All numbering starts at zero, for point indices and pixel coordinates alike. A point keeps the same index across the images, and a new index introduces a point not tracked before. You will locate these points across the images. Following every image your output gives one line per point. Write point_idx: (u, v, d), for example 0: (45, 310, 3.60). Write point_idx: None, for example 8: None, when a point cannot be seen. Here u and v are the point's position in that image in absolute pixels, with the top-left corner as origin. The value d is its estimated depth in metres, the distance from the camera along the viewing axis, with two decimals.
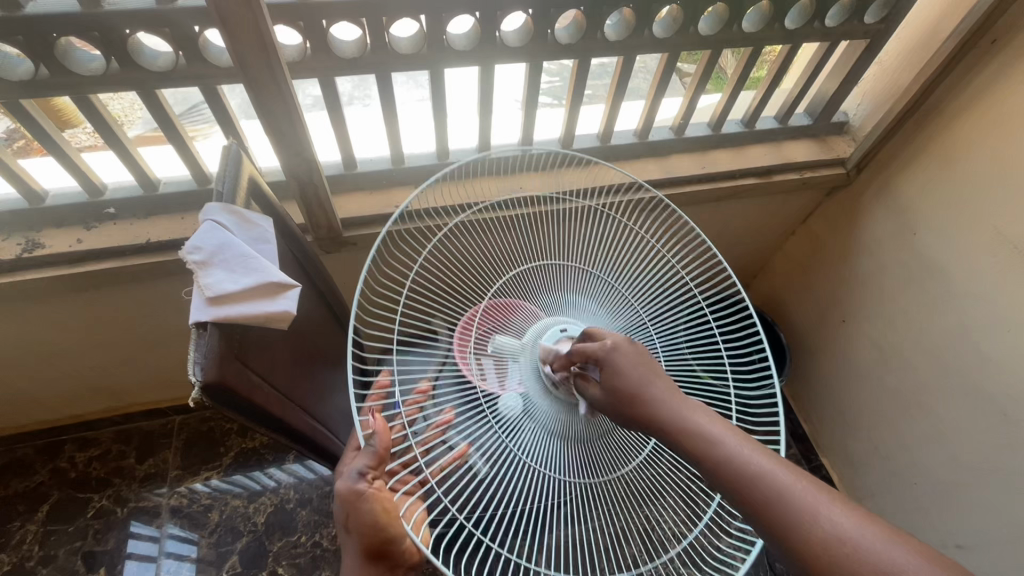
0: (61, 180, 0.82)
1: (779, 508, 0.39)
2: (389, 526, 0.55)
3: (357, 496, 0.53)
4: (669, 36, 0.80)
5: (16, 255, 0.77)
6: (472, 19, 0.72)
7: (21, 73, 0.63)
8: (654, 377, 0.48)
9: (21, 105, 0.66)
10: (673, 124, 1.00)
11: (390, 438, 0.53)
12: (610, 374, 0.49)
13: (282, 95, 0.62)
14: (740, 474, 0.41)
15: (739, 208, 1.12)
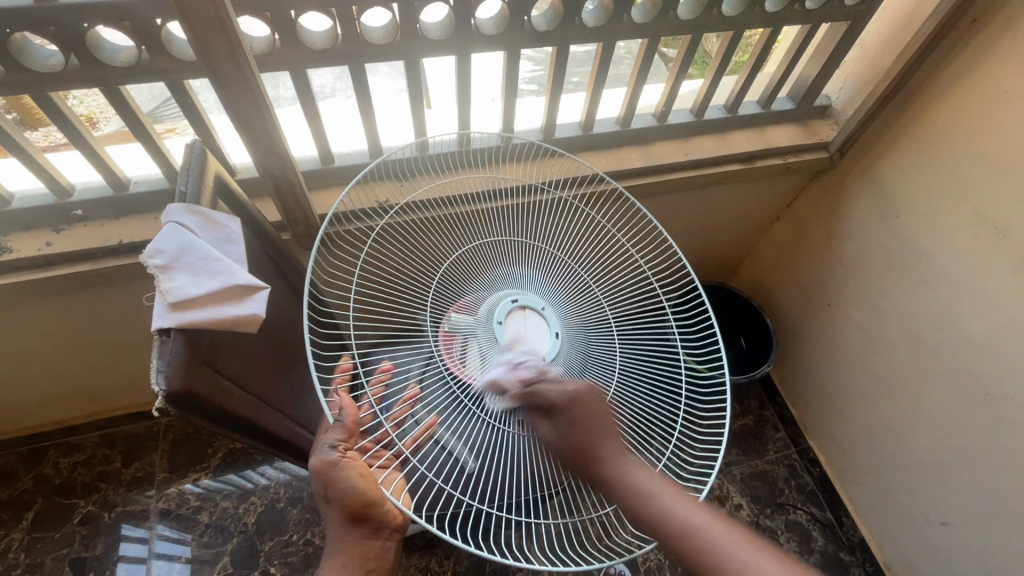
0: (27, 183, 0.79)
1: (708, 556, 0.48)
2: (368, 490, 0.60)
3: (331, 467, 0.57)
4: (649, 21, 0.79)
5: None
6: (446, 7, 0.70)
7: None
8: (603, 427, 0.54)
9: None
10: (655, 111, 0.98)
11: (357, 412, 0.56)
12: (566, 422, 0.54)
13: (250, 88, 0.60)
14: (669, 525, 0.50)
15: (724, 195, 1.11)
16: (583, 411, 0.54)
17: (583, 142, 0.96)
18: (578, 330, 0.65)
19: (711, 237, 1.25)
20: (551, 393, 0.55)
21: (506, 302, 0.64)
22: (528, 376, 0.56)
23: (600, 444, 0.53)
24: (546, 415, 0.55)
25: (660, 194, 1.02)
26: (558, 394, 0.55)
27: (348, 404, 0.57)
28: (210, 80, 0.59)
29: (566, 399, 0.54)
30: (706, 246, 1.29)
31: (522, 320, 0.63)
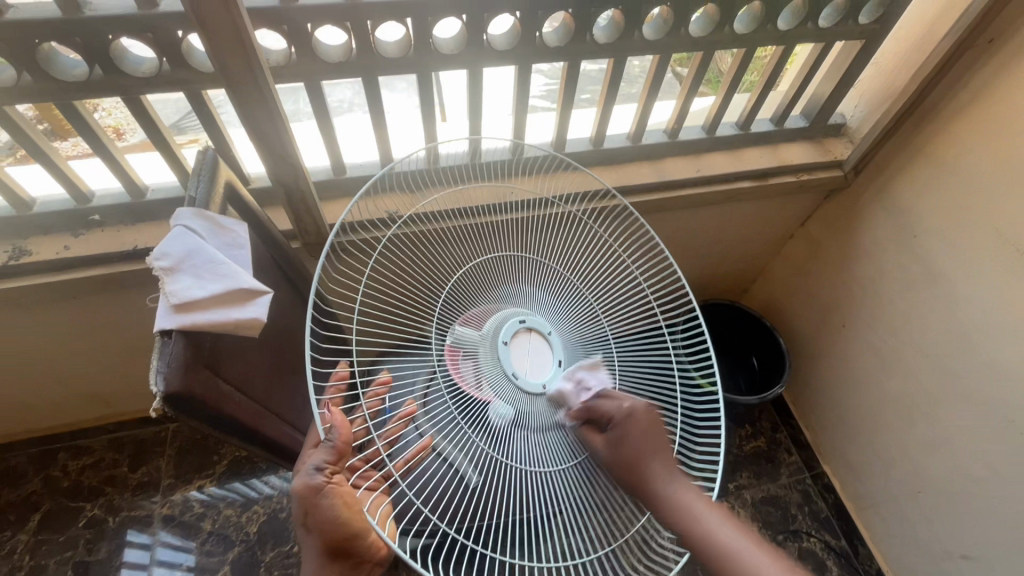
0: (51, 188, 0.82)
1: None
2: (351, 520, 0.57)
3: (315, 492, 0.54)
4: (660, 37, 0.80)
5: (2, 262, 0.77)
6: (459, 23, 0.72)
7: (4, 78, 0.62)
8: (655, 446, 0.55)
9: (7, 113, 0.65)
10: (667, 127, 0.98)
11: (350, 431, 0.52)
12: (619, 437, 0.55)
13: (266, 101, 0.62)
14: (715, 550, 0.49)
15: (737, 212, 1.10)
16: (635, 431, 0.55)
17: (595, 157, 0.96)
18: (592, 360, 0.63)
19: (724, 254, 1.24)
20: (606, 408, 0.57)
21: (514, 323, 0.61)
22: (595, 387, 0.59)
23: (645, 461, 0.54)
24: (585, 426, 0.57)
25: (671, 210, 1.02)
26: (596, 402, 0.57)
27: (338, 419, 0.52)
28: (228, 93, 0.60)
29: (594, 411, 0.57)
30: (718, 264, 1.27)
31: (525, 345, 0.60)
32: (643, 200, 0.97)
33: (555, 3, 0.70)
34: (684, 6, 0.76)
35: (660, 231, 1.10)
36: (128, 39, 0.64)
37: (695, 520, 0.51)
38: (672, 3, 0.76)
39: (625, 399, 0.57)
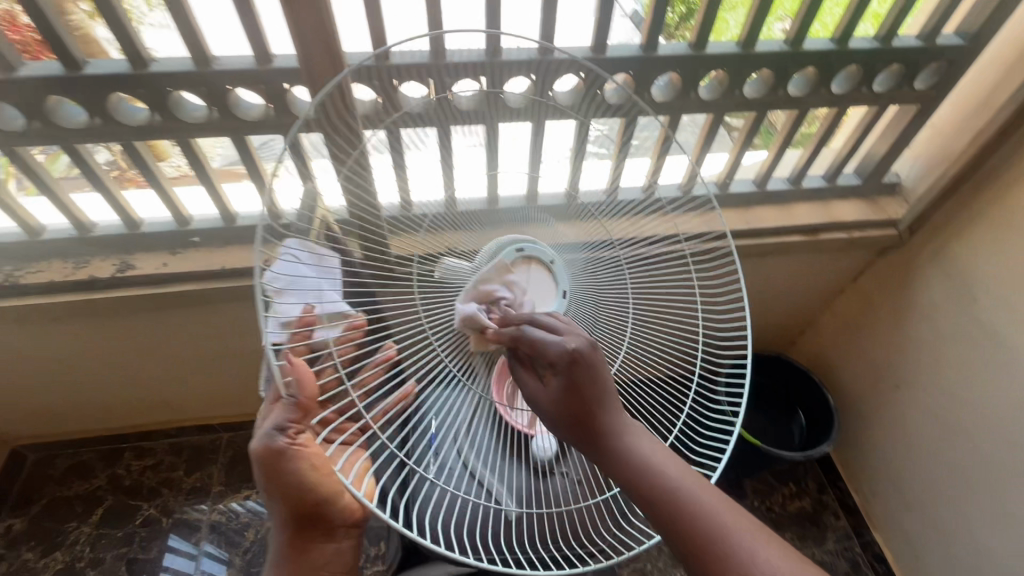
0: (154, 212, 0.90)
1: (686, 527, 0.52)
2: (316, 481, 0.68)
3: (278, 455, 0.63)
4: (715, 97, 0.90)
5: (112, 274, 0.87)
6: (530, 80, 0.78)
7: (137, 119, 0.75)
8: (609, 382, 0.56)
9: (133, 146, 0.78)
10: (718, 178, 1.03)
11: (313, 384, 0.54)
12: (557, 374, 0.55)
13: (349, 138, 0.69)
14: (656, 490, 0.53)
15: (786, 265, 1.11)
16: (591, 368, 0.55)
17: None
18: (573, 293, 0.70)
19: (770, 305, 1.23)
20: (538, 341, 0.56)
21: (479, 259, 0.67)
22: (523, 326, 0.57)
23: (592, 398, 0.55)
24: (524, 355, 0.57)
25: None
26: (532, 335, 0.57)
27: (305, 372, 0.54)
28: (306, 131, 0.65)
29: (536, 343, 0.56)
30: (765, 315, 1.27)
31: (500, 285, 0.65)
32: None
33: None
34: (738, 70, 0.86)
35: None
36: (244, 89, 0.73)
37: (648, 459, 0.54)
38: (727, 68, 0.86)
39: (557, 329, 0.57)
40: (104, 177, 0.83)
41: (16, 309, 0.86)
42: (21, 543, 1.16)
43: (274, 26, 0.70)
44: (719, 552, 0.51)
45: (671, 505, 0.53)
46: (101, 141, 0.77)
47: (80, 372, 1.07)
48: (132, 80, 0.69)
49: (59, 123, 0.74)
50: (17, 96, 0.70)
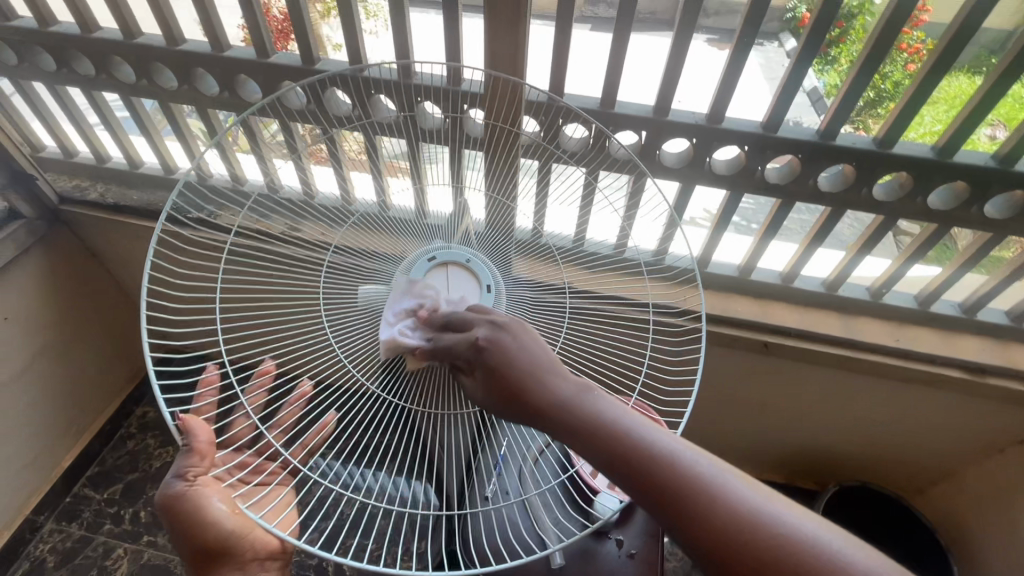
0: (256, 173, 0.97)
1: (718, 513, 0.42)
2: (224, 521, 0.57)
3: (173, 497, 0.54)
4: (890, 199, 0.79)
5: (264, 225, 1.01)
6: (687, 143, 0.80)
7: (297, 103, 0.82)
8: (540, 355, 0.51)
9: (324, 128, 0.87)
10: (872, 284, 0.92)
11: (210, 433, 0.52)
12: (485, 366, 0.51)
13: (506, 160, 0.78)
14: (673, 479, 0.43)
15: (938, 401, 0.95)
16: (541, 368, 0.50)
17: (779, 292, 0.95)
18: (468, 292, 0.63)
19: (873, 436, 1.06)
20: (493, 352, 0.51)
21: (424, 260, 0.64)
22: (482, 338, 0.52)
23: (514, 376, 0.50)
24: (476, 372, 0.52)
25: (855, 371, 0.93)
26: (488, 343, 0.52)
27: (200, 426, 0.51)
28: (430, 141, 0.79)
29: (495, 344, 0.52)
30: (893, 451, 1.08)
31: (442, 277, 0.63)
32: (788, 343, 0.91)
33: (785, 146, 0.76)
34: (929, 178, 0.75)
35: (797, 386, 1.00)
36: (428, 103, 0.80)
37: (642, 442, 0.45)
38: (915, 173, 0.76)
39: (505, 330, 0.53)
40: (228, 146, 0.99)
41: None
42: (148, 430, 1.35)
43: (439, 47, 0.80)
44: (761, 538, 0.40)
45: (685, 498, 0.43)
46: (228, 111, 0.92)
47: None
48: (302, 72, 0.82)
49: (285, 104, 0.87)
50: (187, 67, 0.86)
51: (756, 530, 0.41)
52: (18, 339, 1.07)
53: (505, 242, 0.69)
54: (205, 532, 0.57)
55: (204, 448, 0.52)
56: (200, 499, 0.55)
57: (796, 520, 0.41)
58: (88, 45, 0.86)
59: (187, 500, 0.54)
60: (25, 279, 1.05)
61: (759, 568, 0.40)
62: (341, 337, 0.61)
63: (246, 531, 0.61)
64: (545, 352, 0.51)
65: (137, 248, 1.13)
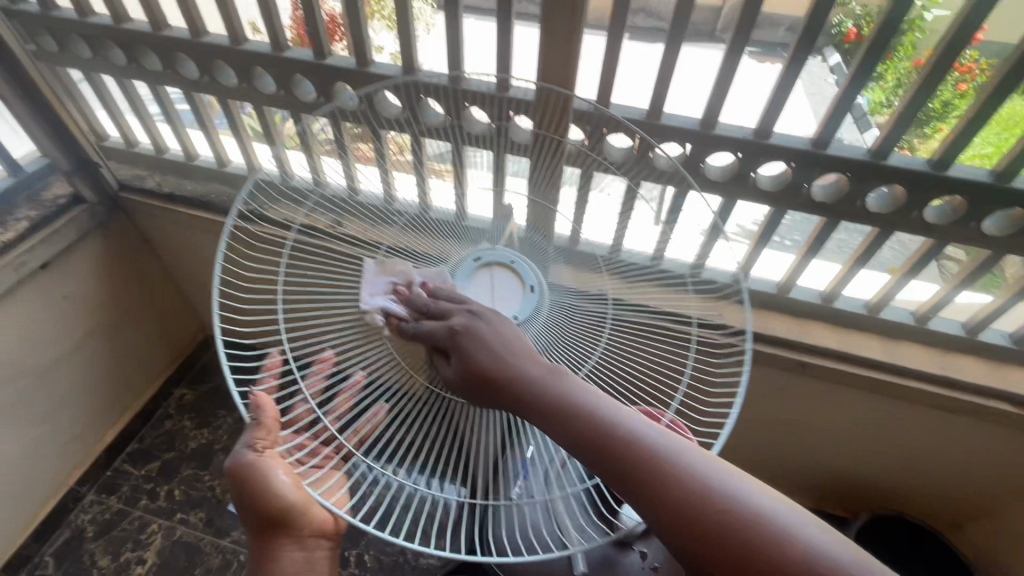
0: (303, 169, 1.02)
1: (698, 492, 0.47)
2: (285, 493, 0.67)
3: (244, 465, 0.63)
4: (942, 223, 0.77)
5: None
6: (733, 158, 0.79)
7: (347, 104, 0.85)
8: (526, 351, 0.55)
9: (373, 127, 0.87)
10: (917, 309, 0.89)
11: (277, 410, 0.57)
12: (462, 353, 0.55)
13: (548, 165, 0.79)
14: (657, 462, 0.49)
15: (982, 435, 0.91)
16: (517, 355, 0.54)
17: (818, 312, 0.93)
18: (510, 294, 0.68)
19: (909, 465, 1.03)
20: (468, 338, 0.55)
21: (470, 262, 0.69)
22: (459, 325, 0.56)
23: (499, 365, 0.54)
24: (453, 356, 0.55)
25: (894, 397, 0.90)
26: (467, 332, 0.56)
27: (269, 404, 0.57)
28: (475, 145, 0.80)
29: (473, 333, 0.56)
30: (930, 483, 1.05)
31: (487, 277, 0.69)
32: (826, 364, 0.90)
33: (834, 164, 0.74)
34: (985, 202, 0.72)
35: (832, 409, 0.98)
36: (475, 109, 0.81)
37: (614, 423, 0.51)
38: (970, 198, 0.73)
39: (482, 320, 0.56)
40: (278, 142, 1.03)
41: None
42: (186, 412, 1.40)
43: (490, 54, 0.82)
44: (708, 501, 0.47)
45: (645, 468, 0.49)
46: (282, 108, 0.95)
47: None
48: (355, 74, 0.85)
49: None
50: (246, 65, 0.89)
51: (706, 493, 0.47)
52: (74, 317, 1.13)
53: (548, 250, 0.72)
54: (269, 501, 0.66)
55: (269, 422, 0.57)
56: (266, 469, 0.63)
57: (769, 502, 0.46)
58: (157, 42, 0.90)
59: (254, 470, 0.63)
60: (84, 261, 1.11)
61: (718, 533, 0.46)
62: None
63: (305, 504, 0.70)
64: (521, 341, 0.55)
65: (187, 237, 1.19)
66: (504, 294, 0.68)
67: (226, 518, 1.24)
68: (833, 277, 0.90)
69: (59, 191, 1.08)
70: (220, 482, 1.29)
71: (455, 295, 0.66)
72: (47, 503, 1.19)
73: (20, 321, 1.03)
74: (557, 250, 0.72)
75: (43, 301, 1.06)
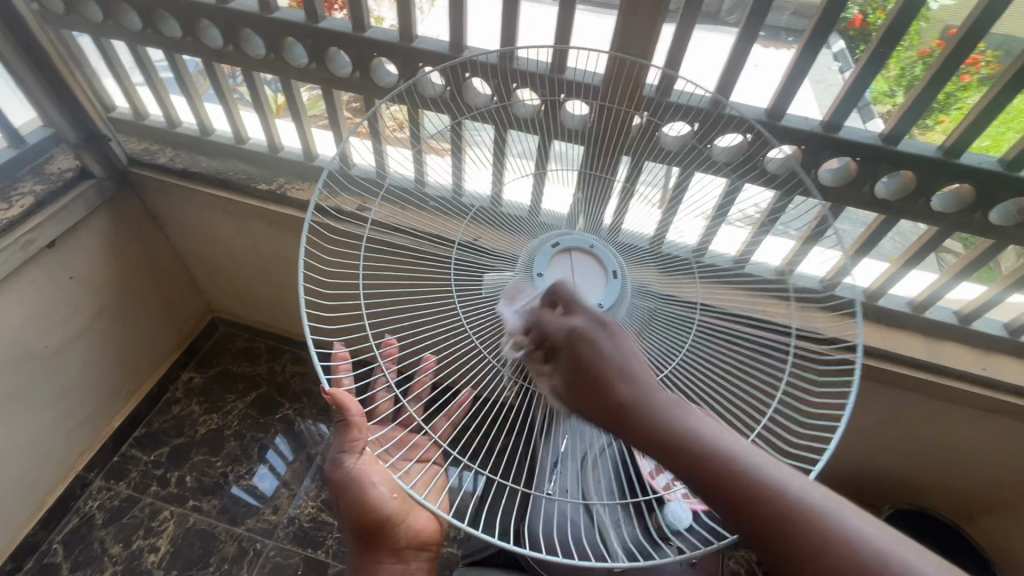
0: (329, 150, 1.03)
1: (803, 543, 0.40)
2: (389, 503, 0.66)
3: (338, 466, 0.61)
4: (1007, 224, 0.75)
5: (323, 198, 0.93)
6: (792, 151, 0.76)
7: (387, 82, 0.85)
8: (629, 365, 0.46)
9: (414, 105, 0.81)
10: (961, 309, 0.89)
11: (361, 407, 0.57)
12: (582, 340, 0.47)
13: (608, 155, 0.75)
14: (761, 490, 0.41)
15: (1018, 435, 0.91)
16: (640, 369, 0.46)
17: (861, 309, 0.92)
18: (592, 291, 0.61)
19: (934, 461, 1.04)
20: (587, 347, 0.47)
21: (548, 247, 0.63)
22: (578, 326, 0.48)
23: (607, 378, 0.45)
24: (559, 358, 0.48)
25: (935, 396, 0.90)
26: (584, 336, 0.47)
27: (352, 403, 0.57)
28: (520, 130, 0.77)
29: (590, 343, 0.47)
30: (954, 480, 1.06)
31: (566, 262, 0.62)
32: (869, 362, 0.89)
33: (901, 160, 0.72)
34: None
35: (867, 405, 0.97)
36: (525, 93, 0.77)
37: (726, 451, 0.42)
38: None
39: (601, 330, 0.48)
40: (303, 116, 0.97)
41: (245, 206, 1.05)
42: (193, 396, 1.35)
43: (544, 34, 0.78)
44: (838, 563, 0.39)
45: (744, 501, 0.41)
46: (312, 83, 0.90)
47: (250, 266, 1.22)
48: (397, 50, 0.80)
49: (374, 80, 0.85)
50: (277, 35, 0.84)
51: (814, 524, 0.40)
52: (81, 298, 1.07)
53: (638, 249, 0.68)
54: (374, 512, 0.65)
55: (356, 421, 0.58)
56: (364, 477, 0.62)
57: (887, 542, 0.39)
58: (179, 6, 0.84)
59: (353, 484, 0.62)
60: (92, 240, 1.05)
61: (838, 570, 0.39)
62: (474, 321, 0.61)
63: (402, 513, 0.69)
64: (637, 355, 0.47)
65: (201, 217, 1.13)
66: (579, 280, 0.61)
67: (240, 506, 1.20)
68: (878, 275, 0.90)
69: (65, 165, 1.02)
70: (232, 468, 1.25)
71: (535, 284, 0.60)
72: (55, 489, 1.15)
73: (25, 302, 0.97)
74: (647, 252, 0.68)
75: (48, 281, 1.00)
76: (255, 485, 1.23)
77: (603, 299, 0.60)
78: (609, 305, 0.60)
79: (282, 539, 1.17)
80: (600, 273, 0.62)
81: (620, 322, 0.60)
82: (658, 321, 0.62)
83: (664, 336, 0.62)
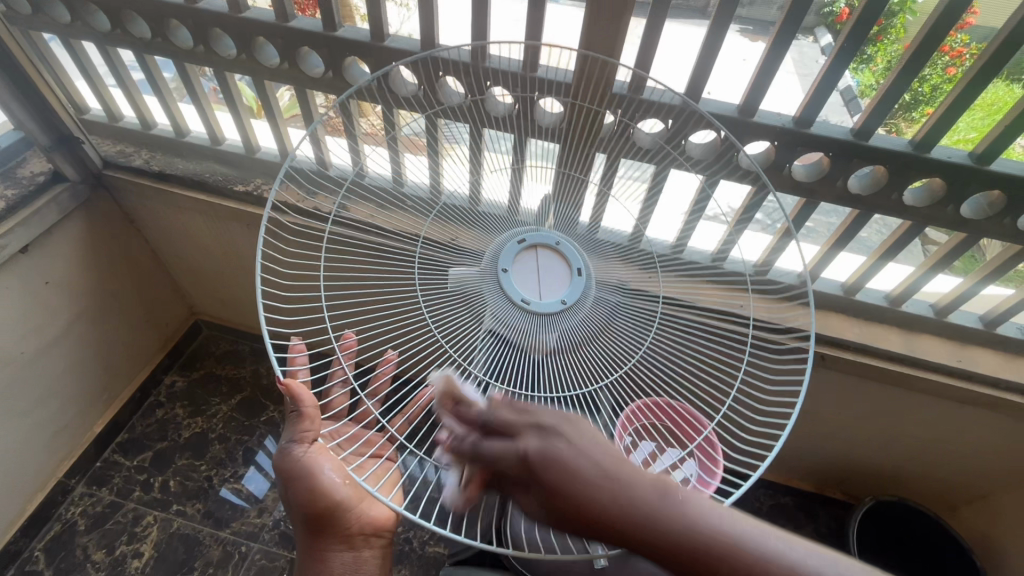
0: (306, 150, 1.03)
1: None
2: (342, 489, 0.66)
3: (289, 456, 0.60)
4: (978, 218, 0.76)
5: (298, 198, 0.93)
6: (768, 147, 0.76)
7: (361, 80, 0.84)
8: (590, 466, 0.44)
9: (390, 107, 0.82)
10: (938, 301, 0.90)
11: (316, 400, 0.56)
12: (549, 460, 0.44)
13: (582, 149, 0.75)
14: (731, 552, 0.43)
15: (996, 426, 0.92)
16: (597, 473, 0.44)
17: (840, 303, 0.93)
18: (561, 287, 0.60)
19: (913, 453, 1.05)
20: (552, 461, 0.44)
21: (513, 243, 0.63)
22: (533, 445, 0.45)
23: (579, 494, 0.44)
24: (526, 476, 0.45)
25: (913, 388, 0.91)
26: (542, 460, 0.44)
27: (305, 394, 0.56)
28: (496, 128, 0.76)
29: (550, 461, 0.44)
30: (936, 471, 1.07)
31: (532, 260, 0.62)
32: (848, 356, 0.89)
33: (874, 155, 0.72)
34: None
35: (848, 399, 0.98)
36: (498, 90, 0.76)
37: (695, 528, 0.43)
38: (1010, 191, 0.72)
39: (556, 436, 0.45)
40: (279, 117, 0.97)
41: (222, 207, 1.04)
42: (177, 399, 1.34)
43: (517, 32, 0.78)
44: None
45: (716, 563, 0.43)
46: (285, 83, 0.89)
47: (231, 268, 1.21)
48: (369, 49, 0.79)
49: (348, 79, 0.84)
50: (247, 35, 0.83)
51: (774, 573, 0.42)
52: (58, 304, 1.06)
53: (605, 243, 0.66)
54: (323, 496, 0.65)
55: (310, 412, 0.57)
56: (314, 464, 0.62)
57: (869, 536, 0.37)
58: (148, 6, 0.83)
59: (302, 469, 0.61)
60: (67, 243, 1.04)
61: None
62: (439, 319, 0.60)
63: (356, 498, 0.69)
64: (594, 446, 0.45)
65: (178, 219, 1.12)
66: (545, 275, 0.61)
67: (225, 509, 1.20)
68: (855, 269, 0.90)
69: (36, 168, 1.00)
70: (217, 471, 1.25)
71: (499, 281, 0.60)
72: (35, 496, 1.14)
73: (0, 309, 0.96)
74: (618, 248, 0.66)
75: (23, 287, 0.98)
76: (241, 487, 1.23)
77: (568, 297, 0.59)
78: (574, 300, 0.59)
79: (267, 542, 1.16)
80: (563, 268, 0.61)
81: (584, 319, 0.59)
82: (622, 322, 0.61)
83: (627, 339, 0.61)
